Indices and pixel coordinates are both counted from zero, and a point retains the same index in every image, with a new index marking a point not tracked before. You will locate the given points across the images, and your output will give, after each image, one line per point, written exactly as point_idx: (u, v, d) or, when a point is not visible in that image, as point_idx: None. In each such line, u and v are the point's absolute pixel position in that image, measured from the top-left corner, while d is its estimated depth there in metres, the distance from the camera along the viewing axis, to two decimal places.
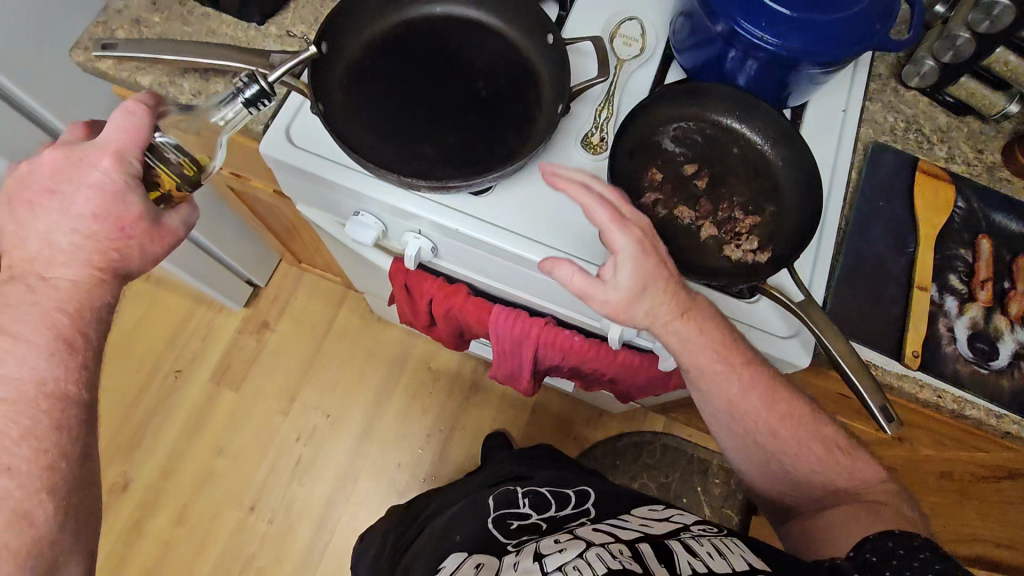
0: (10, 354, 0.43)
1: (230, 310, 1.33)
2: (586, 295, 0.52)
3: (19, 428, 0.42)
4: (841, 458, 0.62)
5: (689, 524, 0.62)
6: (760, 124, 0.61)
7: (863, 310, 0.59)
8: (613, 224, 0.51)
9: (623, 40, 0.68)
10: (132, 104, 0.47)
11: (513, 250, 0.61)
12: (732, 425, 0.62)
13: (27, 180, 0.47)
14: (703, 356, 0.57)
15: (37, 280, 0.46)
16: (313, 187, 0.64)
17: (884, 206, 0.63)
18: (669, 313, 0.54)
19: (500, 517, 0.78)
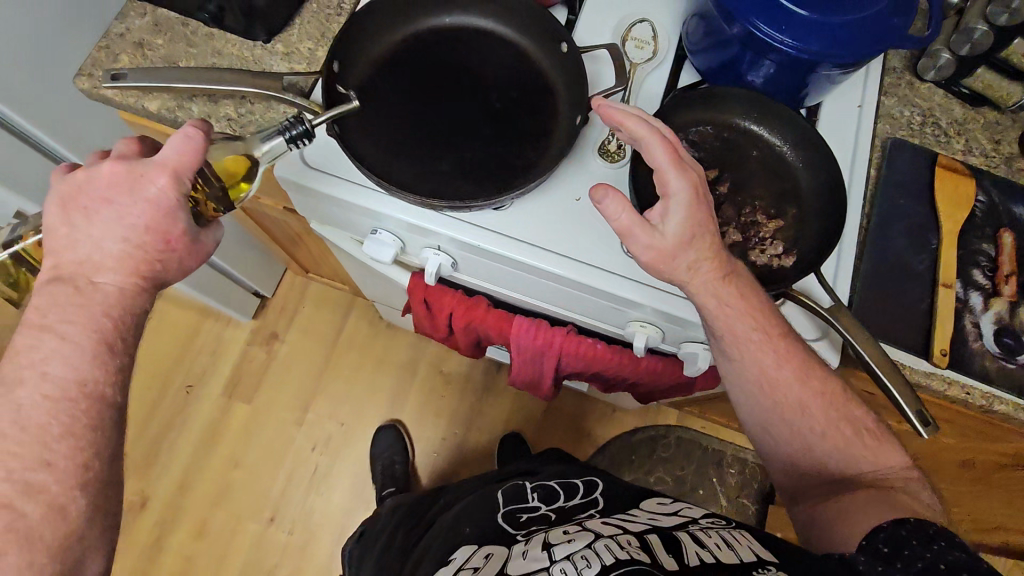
0: (54, 354, 0.43)
1: (238, 323, 1.32)
2: (632, 232, 0.51)
3: (61, 426, 0.42)
4: (869, 441, 0.57)
5: (698, 516, 0.59)
6: (779, 126, 0.61)
7: (890, 310, 0.59)
8: (673, 163, 0.50)
9: (634, 43, 0.67)
10: (194, 129, 0.46)
11: (535, 264, 0.60)
12: (761, 400, 0.57)
13: (83, 182, 0.46)
14: (740, 325, 0.55)
15: (88, 283, 0.45)
16: (330, 207, 0.63)
17: (906, 204, 0.63)
18: (710, 272, 0.53)
19: (510, 511, 0.73)
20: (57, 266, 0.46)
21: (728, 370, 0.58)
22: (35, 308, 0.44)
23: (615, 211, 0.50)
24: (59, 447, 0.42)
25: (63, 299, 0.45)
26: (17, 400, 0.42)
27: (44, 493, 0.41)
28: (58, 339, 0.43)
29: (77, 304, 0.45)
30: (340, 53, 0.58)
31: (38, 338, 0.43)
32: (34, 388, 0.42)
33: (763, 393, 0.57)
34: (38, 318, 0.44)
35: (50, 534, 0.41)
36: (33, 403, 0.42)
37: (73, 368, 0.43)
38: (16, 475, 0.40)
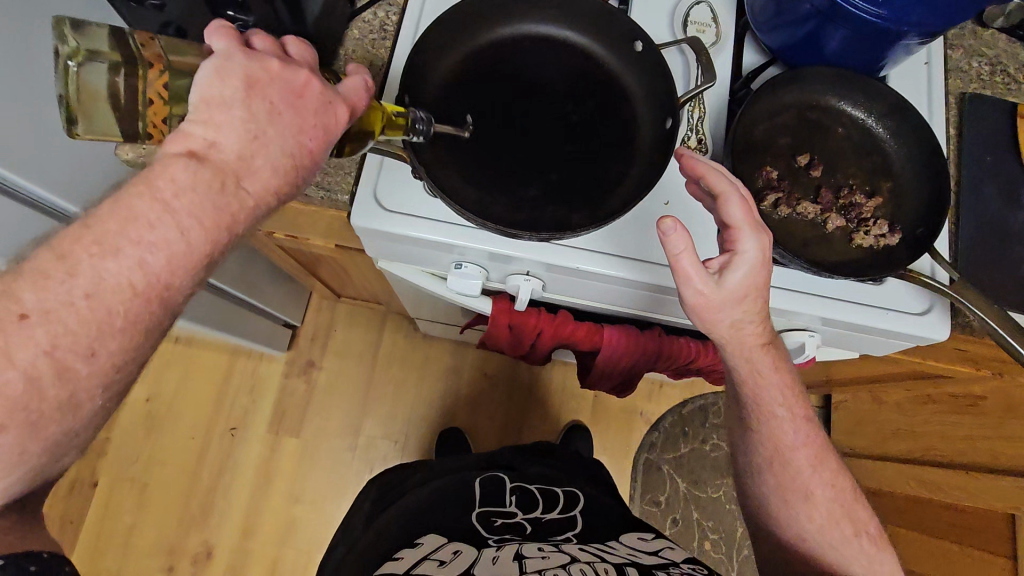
0: (163, 244, 0.35)
1: (271, 356, 1.28)
2: (692, 274, 0.49)
3: (126, 318, 0.35)
4: (869, 545, 0.62)
5: (680, 561, 0.71)
6: (864, 100, 0.59)
7: (995, 274, 0.59)
8: (750, 225, 0.49)
9: (696, 28, 0.63)
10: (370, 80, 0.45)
11: (635, 279, 0.58)
12: (767, 477, 0.65)
13: (278, 72, 0.39)
14: (770, 395, 0.61)
15: (235, 188, 0.38)
16: (410, 248, 0.60)
17: (992, 160, 0.62)
18: (748, 332, 0.55)
19: (485, 513, 0.84)
20: (215, 145, 0.37)
21: (746, 437, 0.66)
22: (170, 180, 0.36)
23: (679, 248, 0.47)
24: (112, 342, 0.35)
25: (203, 188, 0.37)
26: (102, 271, 0.34)
27: (76, 379, 0.34)
28: (172, 230, 0.36)
29: (213, 202, 0.37)
30: (407, 84, 0.55)
31: (155, 215, 0.35)
32: (123, 270, 0.35)
33: (771, 466, 0.64)
34: (167, 193, 0.36)
35: (56, 426, 0.34)
36: (113, 285, 0.34)
37: (171, 268, 0.36)
38: (56, 352, 0.33)
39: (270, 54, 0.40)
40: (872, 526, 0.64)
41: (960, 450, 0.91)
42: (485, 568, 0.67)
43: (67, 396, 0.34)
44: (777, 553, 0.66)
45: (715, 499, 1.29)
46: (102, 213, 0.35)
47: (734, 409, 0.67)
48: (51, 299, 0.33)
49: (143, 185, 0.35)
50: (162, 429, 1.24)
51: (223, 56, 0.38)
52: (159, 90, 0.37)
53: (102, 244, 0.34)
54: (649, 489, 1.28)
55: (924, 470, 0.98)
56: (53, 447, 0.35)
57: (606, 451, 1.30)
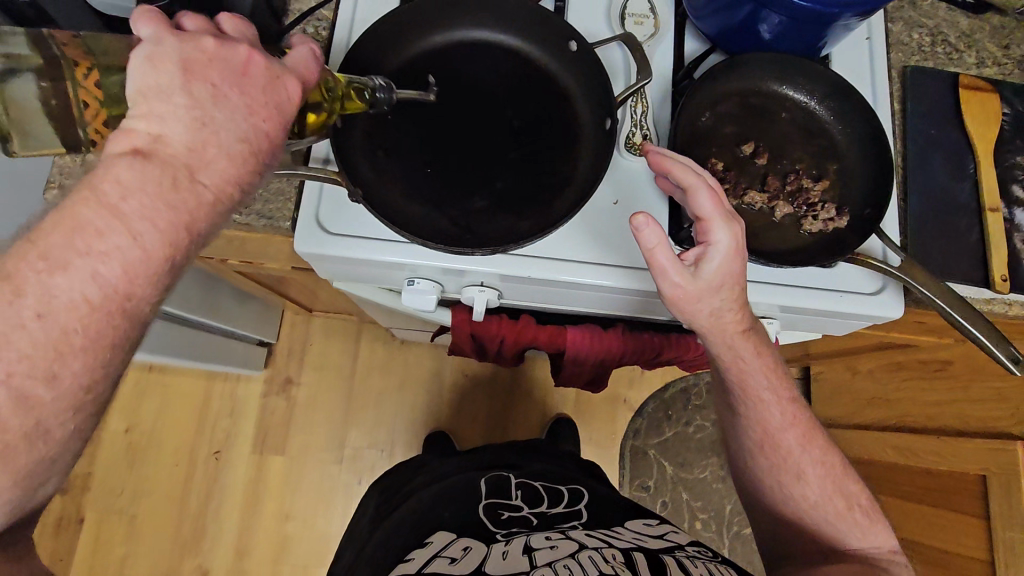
0: (116, 253, 0.33)
1: (248, 377, 1.27)
2: (668, 268, 0.49)
3: (86, 336, 0.32)
4: (860, 517, 0.63)
5: (685, 544, 0.72)
6: (805, 82, 0.59)
7: (943, 247, 0.59)
8: (720, 215, 0.49)
9: (634, 19, 0.62)
10: (319, 50, 0.43)
11: (609, 284, 0.57)
12: (759, 460, 0.65)
13: (216, 51, 0.37)
14: (756, 380, 0.61)
15: (190, 182, 0.35)
16: (362, 268, 0.58)
17: (937, 134, 0.62)
18: (729, 319, 0.55)
19: (492, 506, 0.85)
20: (160, 138, 0.35)
21: (734, 423, 0.66)
22: (115, 182, 0.33)
23: (654, 244, 0.47)
24: (74, 362, 0.32)
25: (152, 187, 0.34)
26: (51, 289, 0.31)
27: (39, 407, 0.31)
28: (124, 237, 0.33)
29: (165, 202, 0.34)
30: None
31: (102, 221, 0.33)
32: (75, 285, 0.32)
33: (761, 449, 0.64)
34: (112, 197, 0.33)
35: (25, 455, 0.31)
36: (65, 303, 0.32)
37: (130, 279, 0.33)
38: (15, 380, 0.30)
39: (205, 34, 0.37)
40: (863, 497, 0.65)
41: (933, 412, 0.93)
42: (494, 564, 0.67)
43: (34, 425, 0.31)
44: (773, 531, 0.67)
45: (703, 478, 1.30)
46: (47, 225, 0.32)
47: (719, 397, 0.67)
48: (1, 323, 0.30)
49: (87, 190, 0.33)
50: (143, 458, 1.23)
51: (153, 43, 0.36)
52: (87, 89, 0.38)
53: (49, 258, 0.31)
54: (638, 474, 1.29)
55: (900, 436, 0.99)
56: (23, 479, 0.32)
57: (593, 441, 1.30)
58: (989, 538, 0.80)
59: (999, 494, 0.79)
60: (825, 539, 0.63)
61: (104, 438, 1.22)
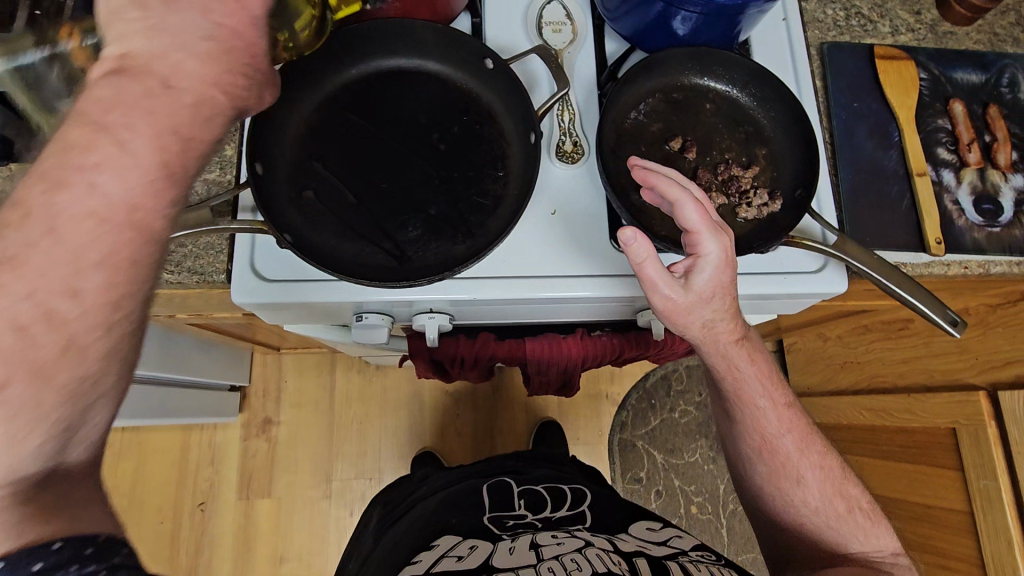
0: (109, 162, 0.31)
1: (226, 423, 1.25)
2: (658, 282, 0.49)
3: (101, 251, 0.30)
4: (865, 522, 0.64)
5: (688, 547, 0.69)
6: (726, 72, 0.59)
7: (878, 216, 0.60)
8: (708, 225, 0.48)
9: (551, 28, 0.62)
10: None
11: (588, 295, 0.57)
12: (758, 467, 0.65)
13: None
14: (753, 386, 0.62)
15: (163, 89, 0.33)
16: (308, 309, 0.57)
17: (860, 106, 0.63)
18: (722, 329, 0.55)
19: (497, 514, 0.82)
20: (144, 54, 0.33)
21: (732, 429, 0.67)
22: (95, 101, 0.31)
23: (643, 257, 0.47)
24: (96, 277, 0.30)
25: (130, 98, 0.32)
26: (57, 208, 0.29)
27: (67, 324, 0.29)
28: (112, 148, 0.31)
29: (147, 107, 0.32)
30: (263, 146, 0.53)
31: (89, 136, 0.31)
32: (81, 202, 0.30)
33: (761, 455, 0.65)
34: (96, 112, 0.31)
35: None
36: (74, 219, 0.30)
37: (132, 192, 0.31)
38: (39, 296, 0.29)
39: None
40: (864, 500, 0.65)
41: (899, 372, 0.95)
42: (503, 559, 0.67)
43: None
44: (776, 539, 0.68)
45: (693, 462, 1.31)
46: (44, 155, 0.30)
47: (717, 403, 0.68)
48: (8, 248, 0.29)
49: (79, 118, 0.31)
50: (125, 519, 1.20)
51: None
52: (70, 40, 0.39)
53: (49, 178, 0.30)
54: (629, 467, 1.30)
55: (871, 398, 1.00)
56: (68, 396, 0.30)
57: (581, 440, 1.30)
58: (967, 493, 0.81)
59: (969, 445, 0.80)
60: (826, 542, 0.64)
61: None
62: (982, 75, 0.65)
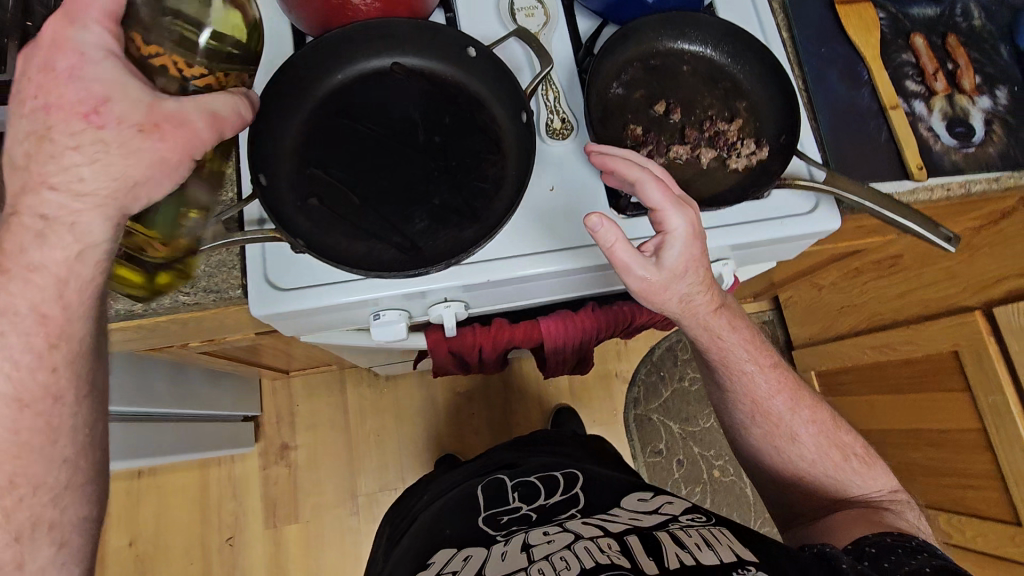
0: None
1: (243, 454, 1.24)
2: (630, 263, 0.52)
3: None
4: (863, 465, 0.68)
5: (678, 514, 0.69)
6: (697, 34, 0.62)
7: (860, 152, 0.63)
8: (670, 203, 0.51)
9: (524, 13, 0.64)
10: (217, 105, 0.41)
11: (597, 262, 0.59)
12: (753, 430, 0.69)
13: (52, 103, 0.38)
14: (738, 353, 0.65)
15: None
16: (325, 314, 0.58)
17: (828, 51, 0.66)
18: (699, 300, 0.58)
19: (489, 514, 0.78)
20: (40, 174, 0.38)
21: (723, 398, 0.70)
22: None
23: (611, 240, 0.50)
24: None
25: None
26: None
27: None
28: None
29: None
30: (261, 158, 0.54)
31: None
32: None
33: (754, 418, 0.69)
34: None
35: None
36: None
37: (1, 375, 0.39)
38: None
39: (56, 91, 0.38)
40: (857, 445, 0.70)
41: (895, 307, 0.98)
42: (496, 568, 0.64)
43: None
44: (781, 497, 0.72)
45: (709, 427, 1.33)
46: None
47: (706, 376, 0.71)
48: None
49: None
50: (153, 566, 1.18)
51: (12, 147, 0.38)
52: None
53: None
54: (647, 440, 1.31)
55: (873, 337, 1.03)
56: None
57: (597, 421, 1.31)
58: (977, 409, 0.84)
59: (972, 365, 0.83)
60: (830, 491, 0.68)
61: (109, 556, 1.18)
62: (937, 8, 0.69)
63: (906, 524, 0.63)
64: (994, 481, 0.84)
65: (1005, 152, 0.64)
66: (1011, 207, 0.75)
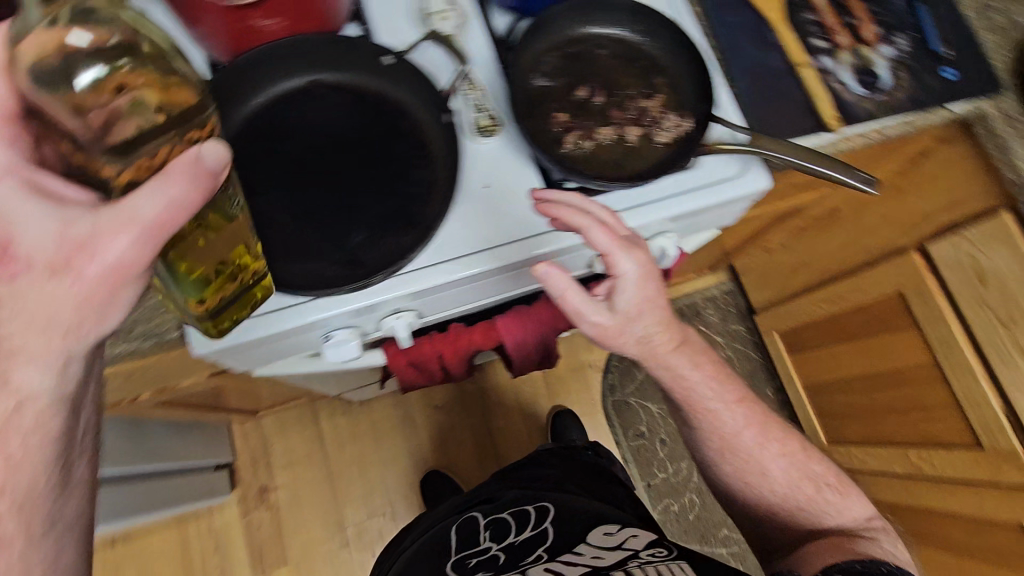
0: None
1: (221, 505, 1.19)
2: (583, 310, 0.55)
3: None
4: (833, 495, 0.75)
5: (640, 547, 0.72)
6: (607, 17, 0.63)
7: (778, 111, 0.65)
8: (618, 250, 0.53)
9: (436, 16, 0.63)
10: (158, 183, 0.34)
11: (541, 252, 0.59)
12: (724, 467, 0.75)
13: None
14: (703, 393, 0.69)
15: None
16: (273, 343, 0.57)
17: (736, 18, 0.68)
18: (657, 341, 0.62)
19: (460, 557, 0.82)
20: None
21: (694, 437, 0.75)
22: None
23: (562, 286, 0.53)
24: None
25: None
26: None
27: None
28: None
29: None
30: None
31: None
32: None
33: (725, 456, 0.74)
34: None
35: None
36: None
37: None
38: None
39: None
40: (829, 475, 0.76)
41: (838, 260, 1.02)
42: None
43: None
44: (759, 527, 0.79)
45: None
46: None
47: (675, 415, 0.76)
48: None
49: None
50: None
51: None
52: None
53: None
54: (629, 425, 1.33)
55: (824, 290, 1.06)
56: None
57: (578, 414, 1.32)
58: (928, 343, 0.88)
59: (917, 303, 0.87)
60: (806, 523, 0.74)
61: None
62: None
63: (879, 550, 0.68)
64: (952, 411, 0.88)
65: (911, 94, 0.67)
66: (931, 146, 0.77)
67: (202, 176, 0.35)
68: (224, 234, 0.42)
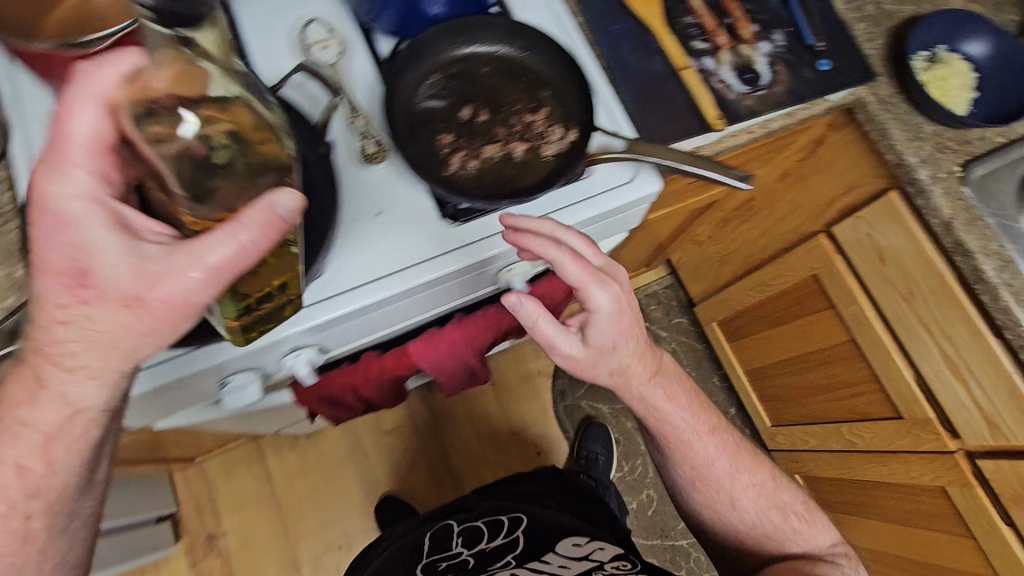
0: None
1: (166, 557, 1.15)
2: (555, 341, 0.56)
3: None
4: (801, 523, 0.75)
5: (607, 561, 0.75)
6: (486, 35, 0.63)
7: (664, 115, 0.66)
8: (591, 283, 0.53)
9: (317, 46, 0.62)
10: (242, 224, 0.38)
11: (437, 274, 0.58)
12: (695, 496, 0.75)
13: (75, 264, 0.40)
14: (676, 421, 0.69)
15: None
16: (165, 396, 0.55)
17: (617, 26, 0.69)
18: (633, 371, 0.62)
19: (431, 561, 0.84)
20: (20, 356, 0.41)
21: (669, 464, 0.75)
22: None
23: (533, 319, 0.53)
24: None
25: None
26: None
27: None
28: None
29: None
30: None
31: None
32: None
33: (696, 485, 0.74)
34: None
35: None
36: None
37: None
38: None
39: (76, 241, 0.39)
40: (797, 505, 0.77)
41: (758, 248, 1.05)
42: None
43: None
44: (716, 543, 0.80)
45: None
46: None
47: (650, 442, 0.75)
48: None
49: None
50: None
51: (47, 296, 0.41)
52: None
53: None
54: (581, 428, 1.33)
55: (750, 279, 1.09)
56: None
57: (530, 423, 1.32)
58: (845, 323, 0.90)
59: (830, 284, 0.90)
60: (772, 549, 0.75)
61: None
62: None
63: None
64: (872, 386, 0.91)
65: (791, 88, 0.69)
66: (824, 134, 0.80)
67: (274, 223, 0.38)
68: (275, 266, 0.44)
